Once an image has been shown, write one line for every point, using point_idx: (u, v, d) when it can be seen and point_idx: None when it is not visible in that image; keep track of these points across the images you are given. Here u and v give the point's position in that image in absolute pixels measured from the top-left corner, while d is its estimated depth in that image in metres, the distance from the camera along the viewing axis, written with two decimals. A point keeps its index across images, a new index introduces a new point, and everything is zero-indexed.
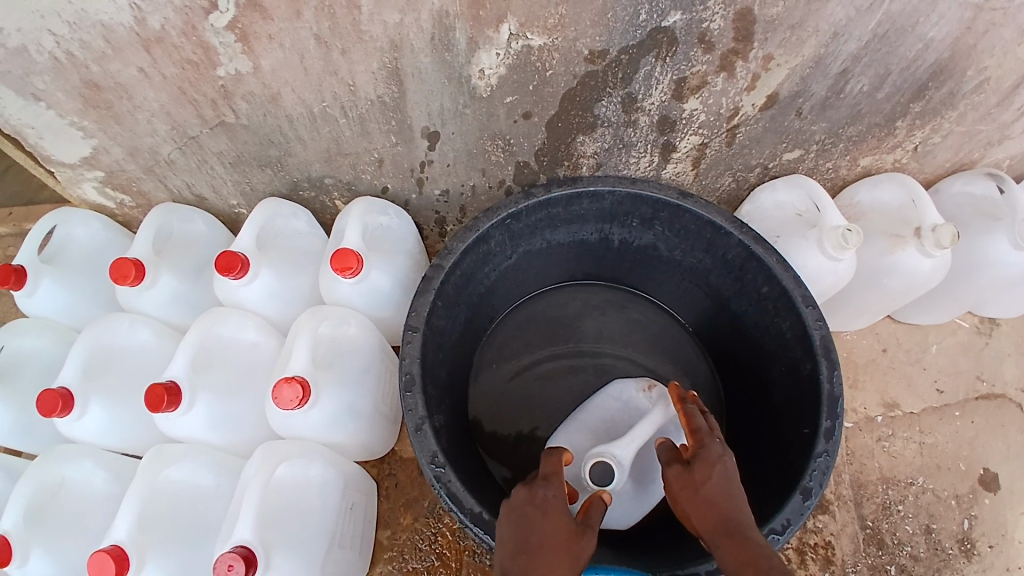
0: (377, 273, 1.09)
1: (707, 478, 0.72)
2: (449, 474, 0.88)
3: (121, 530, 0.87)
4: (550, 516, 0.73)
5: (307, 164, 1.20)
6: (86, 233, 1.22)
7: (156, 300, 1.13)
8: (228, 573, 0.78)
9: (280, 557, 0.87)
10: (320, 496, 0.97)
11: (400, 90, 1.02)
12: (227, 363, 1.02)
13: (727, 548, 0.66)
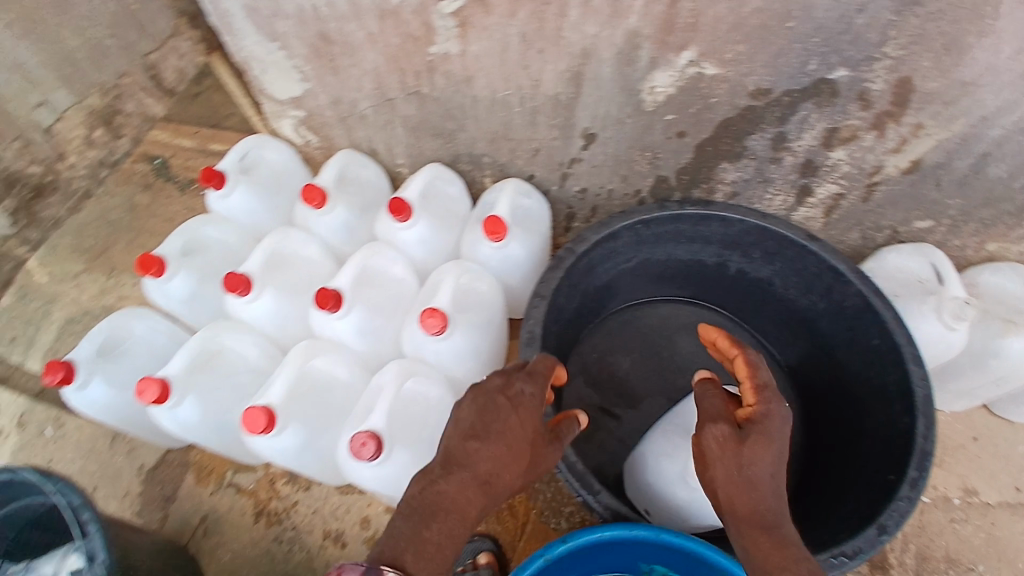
0: (515, 245, 1.23)
1: (756, 458, 0.77)
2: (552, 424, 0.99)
3: (275, 395, 1.05)
4: (518, 413, 0.81)
5: (473, 141, 1.37)
6: (277, 158, 1.46)
7: (327, 225, 1.32)
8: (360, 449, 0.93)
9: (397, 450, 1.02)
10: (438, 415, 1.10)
11: (576, 93, 1.17)
12: (380, 288, 1.20)
13: (750, 531, 0.75)
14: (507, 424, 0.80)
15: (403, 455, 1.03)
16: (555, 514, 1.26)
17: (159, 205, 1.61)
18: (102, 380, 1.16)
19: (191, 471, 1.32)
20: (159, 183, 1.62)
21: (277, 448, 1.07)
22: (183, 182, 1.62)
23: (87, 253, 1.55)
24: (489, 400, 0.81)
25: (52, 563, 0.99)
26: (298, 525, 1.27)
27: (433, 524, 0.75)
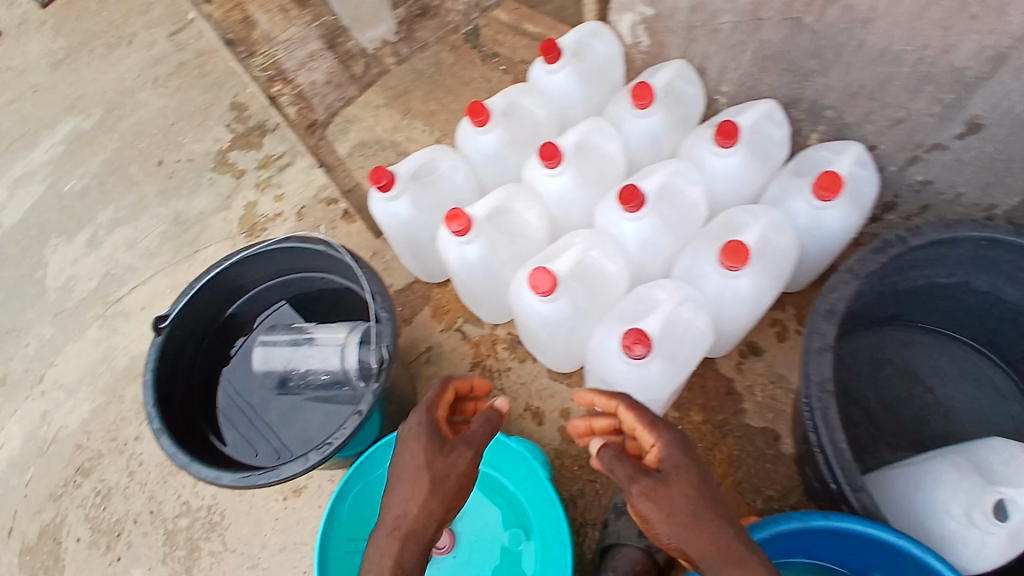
0: (835, 212, 1.11)
1: (673, 497, 0.73)
2: (830, 403, 0.96)
3: (562, 267, 1.03)
4: (443, 456, 0.77)
5: (826, 90, 1.19)
6: (604, 51, 1.34)
7: (640, 128, 1.22)
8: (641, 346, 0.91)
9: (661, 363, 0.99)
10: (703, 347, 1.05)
11: (989, 74, 0.99)
12: (680, 205, 1.12)
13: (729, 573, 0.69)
14: (433, 472, 0.76)
15: (660, 367, 0.99)
16: (753, 490, 1.24)
17: (461, 67, 1.69)
18: (410, 199, 1.17)
19: (430, 305, 1.42)
20: (466, 48, 1.70)
21: (542, 317, 1.06)
22: (488, 53, 1.68)
23: (390, 90, 1.67)
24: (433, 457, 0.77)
25: (337, 332, 0.99)
26: (506, 389, 1.32)
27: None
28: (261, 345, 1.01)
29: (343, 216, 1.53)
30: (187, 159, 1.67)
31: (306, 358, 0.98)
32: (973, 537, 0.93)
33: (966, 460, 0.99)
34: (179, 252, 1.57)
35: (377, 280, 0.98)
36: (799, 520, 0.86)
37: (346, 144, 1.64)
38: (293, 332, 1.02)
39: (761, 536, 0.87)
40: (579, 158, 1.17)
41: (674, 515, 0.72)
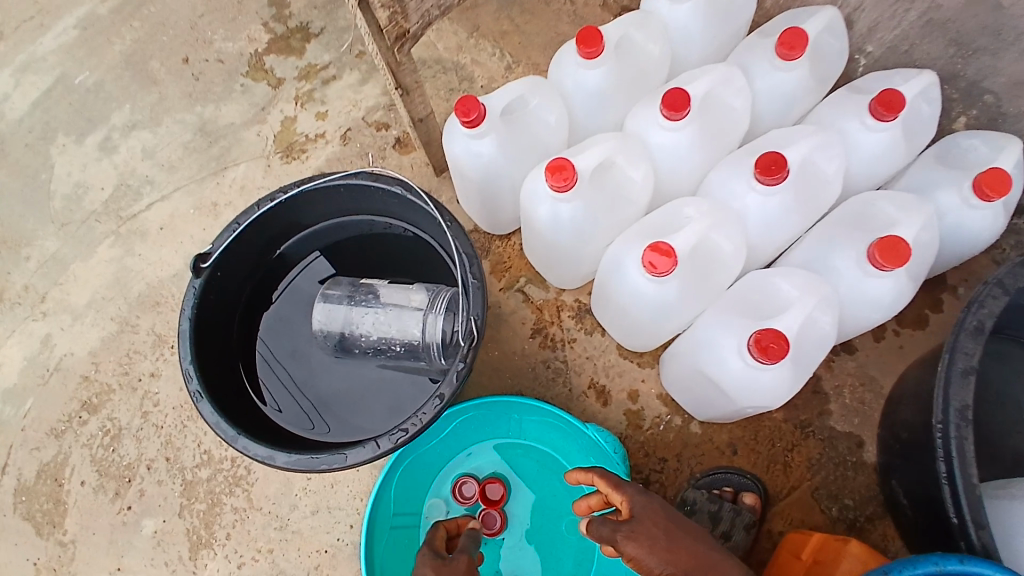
0: (988, 214, 0.98)
1: (666, 548, 0.76)
2: (970, 432, 0.84)
3: (681, 243, 0.88)
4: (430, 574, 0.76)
5: (990, 72, 1.06)
6: None
7: (773, 81, 1.06)
8: (774, 353, 0.78)
9: (789, 368, 0.84)
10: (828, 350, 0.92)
11: None
12: (816, 182, 0.97)
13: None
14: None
15: (786, 374, 0.84)
16: (831, 497, 1.12)
17: None
18: (495, 140, 1.03)
19: (489, 259, 1.25)
20: None
21: (645, 296, 0.94)
22: None
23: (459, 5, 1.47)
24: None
25: (416, 296, 0.86)
26: (569, 361, 1.18)
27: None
28: (322, 300, 0.88)
29: (393, 145, 1.34)
30: (217, 59, 1.45)
31: (378, 323, 0.85)
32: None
33: None
34: (203, 167, 1.38)
35: (463, 239, 0.84)
36: (935, 563, 0.74)
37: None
38: (360, 290, 0.88)
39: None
40: (703, 112, 1.00)
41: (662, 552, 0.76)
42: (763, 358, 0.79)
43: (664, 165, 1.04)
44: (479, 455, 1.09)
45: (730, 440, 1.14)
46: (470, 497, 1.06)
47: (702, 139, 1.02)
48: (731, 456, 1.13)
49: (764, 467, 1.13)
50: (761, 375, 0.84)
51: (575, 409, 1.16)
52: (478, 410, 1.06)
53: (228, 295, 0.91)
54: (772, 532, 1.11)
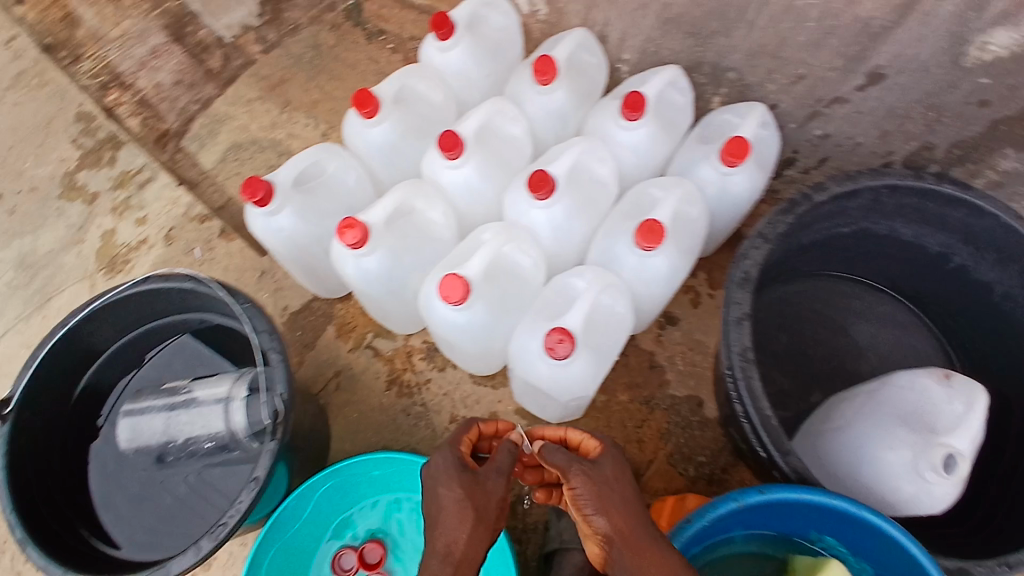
0: (742, 176, 1.09)
1: (609, 496, 0.75)
2: (754, 370, 0.92)
3: (473, 270, 0.95)
4: (448, 484, 0.76)
5: (729, 51, 1.13)
6: (500, 23, 1.26)
7: (543, 105, 1.18)
8: (558, 346, 0.88)
9: (586, 357, 0.95)
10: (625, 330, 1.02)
11: (896, 23, 0.96)
12: (587, 185, 1.09)
13: (643, 552, 0.71)
14: (444, 497, 0.75)
15: (585, 363, 0.95)
16: (684, 459, 1.20)
17: (343, 49, 1.57)
18: (292, 212, 1.06)
19: (334, 323, 1.27)
20: (348, 27, 1.59)
21: (457, 325, 0.99)
22: (373, 32, 1.58)
23: (264, 81, 1.53)
24: (433, 493, 0.76)
25: (219, 386, 0.90)
26: (428, 403, 1.22)
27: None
28: (127, 415, 0.93)
29: (222, 233, 1.36)
30: (28, 188, 1.43)
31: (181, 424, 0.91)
32: (927, 489, 0.95)
33: (888, 416, 1.01)
34: (27, 302, 1.35)
35: (260, 318, 0.87)
36: (734, 499, 0.84)
37: (216, 149, 1.46)
38: (166, 395, 0.93)
39: (696, 526, 0.84)
40: (482, 145, 1.10)
41: (604, 492, 0.76)
42: (559, 355, 0.89)
43: (462, 200, 1.13)
44: (353, 519, 1.12)
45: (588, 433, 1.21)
46: (349, 569, 1.08)
47: (488, 170, 1.11)
48: None
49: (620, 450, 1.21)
50: (569, 367, 0.94)
51: (442, 447, 1.19)
52: (336, 477, 1.06)
53: (44, 436, 0.91)
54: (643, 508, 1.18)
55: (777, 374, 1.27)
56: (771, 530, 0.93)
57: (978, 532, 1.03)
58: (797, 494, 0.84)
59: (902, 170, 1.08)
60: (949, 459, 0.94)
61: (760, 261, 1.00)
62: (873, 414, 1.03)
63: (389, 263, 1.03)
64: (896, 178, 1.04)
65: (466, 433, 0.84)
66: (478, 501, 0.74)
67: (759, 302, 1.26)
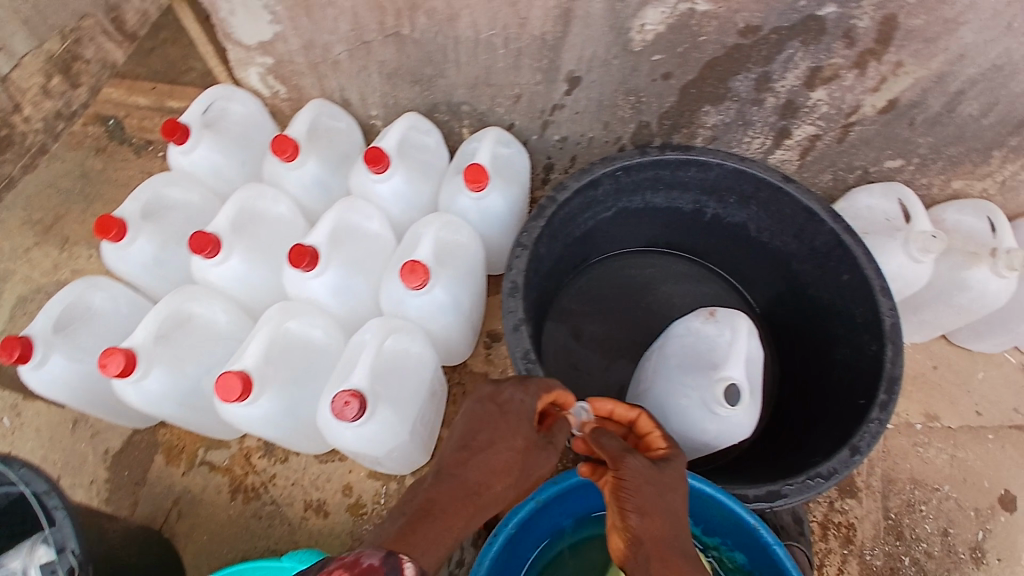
0: (495, 195, 1.20)
1: (659, 503, 0.80)
2: (538, 369, 1.03)
3: (249, 360, 0.97)
4: (505, 424, 0.88)
5: (452, 88, 1.23)
6: (242, 111, 1.27)
7: (300, 180, 1.19)
8: (345, 407, 0.91)
9: (384, 406, 1.00)
10: (419, 369, 1.08)
11: (563, 31, 1.07)
12: (355, 243, 1.13)
13: (662, 560, 0.76)
14: (494, 437, 0.87)
15: (385, 412, 1.00)
16: None
17: (113, 171, 1.53)
18: (62, 357, 1.04)
19: (161, 450, 1.24)
20: (113, 146, 1.55)
21: (251, 417, 1.00)
22: (139, 144, 1.54)
23: (38, 225, 1.48)
24: (486, 425, 0.88)
25: (14, 557, 0.88)
26: (277, 499, 1.20)
27: (430, 522, 0.78)
28: None
29: (25, 393, 1.29)
30: None
31: None
32: (725, 421, 1.02)
33: (678, 367, 1.08)
34: None
35: (39, 479, 0.90)
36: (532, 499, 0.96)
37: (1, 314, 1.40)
38: None
39: (504, 533, 0.93)
40: (241, 236, 1.10)
41: (663, 491, 0.81)
42: (346, 418, 0.91)
43: (238, 295, 1.14)
44: None
45: None
46: None
47: (257, 258, 1.12)
48: None
49: None
50: (370, 423, 0.98)
51: (302, 539, 1.18)
52: None
53: None
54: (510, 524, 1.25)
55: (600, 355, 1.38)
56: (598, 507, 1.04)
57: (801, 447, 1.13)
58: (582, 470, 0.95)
59: (632, 150, 1.25)
60: (733, 390, 1.00)
61: (525, 265, 1.12)
62: (667, 368, 1.11)
63: (167, 381, 1.04)
64: (626, 161, 1.20)
65: (547, 390, 0.92)
66: (521, 456, 0.88)
67: (563, 296, 1.39)
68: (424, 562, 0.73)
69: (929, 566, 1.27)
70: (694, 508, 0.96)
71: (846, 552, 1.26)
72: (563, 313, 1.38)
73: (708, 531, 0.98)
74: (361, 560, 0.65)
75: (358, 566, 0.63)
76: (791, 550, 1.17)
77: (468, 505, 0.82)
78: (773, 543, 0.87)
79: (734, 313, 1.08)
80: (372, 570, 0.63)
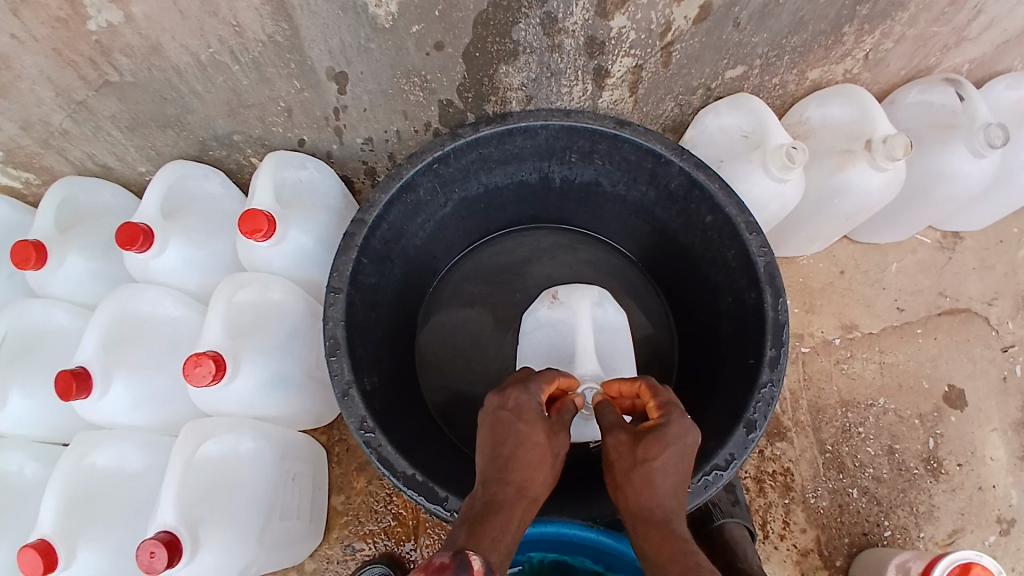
0: (296, 231, 1.02)
1: (651, 479, 0.69)
2: (381, 438, 0.83)
3: (46, 522, 0.88)
4: (527, 421, 0.74)
5: (209, 120, 1.09)
6: None
7: (67, 279, 1.08)
8: (152, 559, 0.79)
9: (211, 532, 0.90)
10: (253, 469, 0.98)
11: (291, 27, 0.91)
12: (145, 340, 0.99)
13: (650, 537, 0.67)
14: (519, 437, 0.73)
15: (212, 538, 0.90)
16: None
17: None
18: None
19: None
20: None
21: (82, 573, 0.93)
22: None
23: None
24: (510, 425, 0.74)
25: None
26: None
27: (496, 515, 0.67)
28: None
29: None
30: None
31: None
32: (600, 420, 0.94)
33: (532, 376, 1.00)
34: None
35: None
36: None
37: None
38: None
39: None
40: (13, 369, 1.02)
41: (651, 468, 0.69)
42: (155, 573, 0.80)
43: (43, 429, 1.08)
44: None
45: (344, 541, 1.18)
46: None
47: (40, 386, 1.04)
48: (353, 553, 1.18)
49: (382, 537, 1.18)
50: (202, 555, 0.89)
51: None
52: None
53: None
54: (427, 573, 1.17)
55: (485, 363, 1.20)
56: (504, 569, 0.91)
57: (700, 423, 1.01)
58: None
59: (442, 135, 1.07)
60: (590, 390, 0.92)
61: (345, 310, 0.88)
62: None
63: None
64: (436, 150, 0.95)
65: (549, 380, 0.80)
66: (554, 447, 0.74)
67: (428, 314, 1.22)
68: (492, 559, 0.63)
69: (880, 490, 1.21)
70: (590, 549, 0.85)
71: (788, 502, 1.19)
72: (428, 336, 1.21)
73: (610, 568, 0.86)
74: (433, 561, 0.56)
75: (427, 570, 0.55)
76: (727, 527, 1.07)
77: (520, 501, 0.69)
78: (597, 532, 0.83)
79: (577, 288, 1.02)
80: (441, 572, 0.54)
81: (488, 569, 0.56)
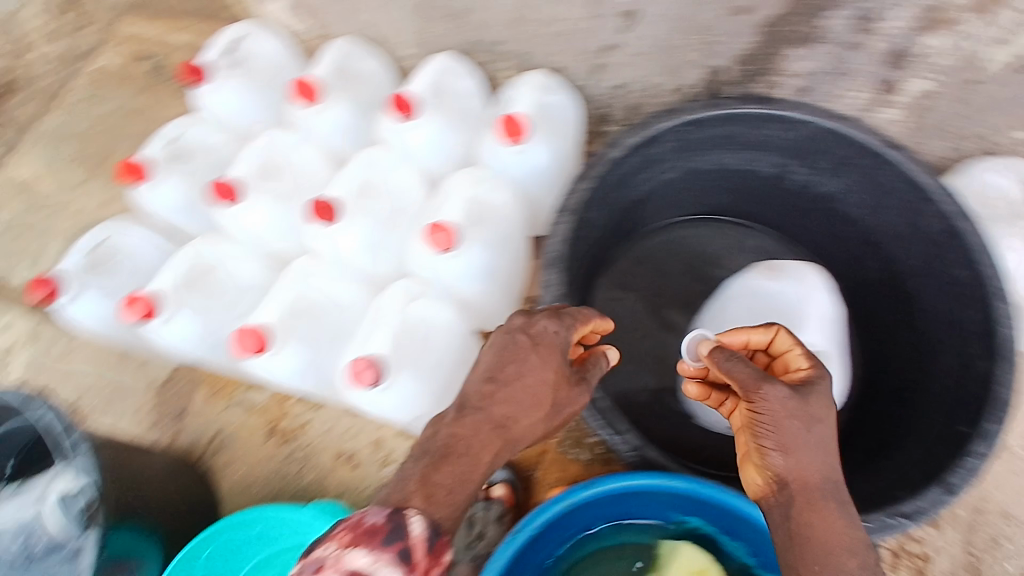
0: (538, 147, 1.08)
1: (810, 444, 0.70)
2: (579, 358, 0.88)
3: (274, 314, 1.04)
4: (540, 353, 0.77)
5: (488, 23, 1.17)
6: (270, 49, 1.27)
7: (331, 124, 1.18)
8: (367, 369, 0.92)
9: (412, 373, 1.00)
10: (455, 336, 1.06)
11: None
12: (386, 200, 1.11)
13: (808, 504, 0.68)
14: (526, 368, 0.76)
15: (412, 375, 1.00)
16: (575, 445, 1.20)
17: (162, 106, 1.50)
18: (97, 293, 1.10)
19: (200, 388, 1.29)
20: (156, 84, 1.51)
21: (279, 368, 1.05)
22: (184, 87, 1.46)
23: (87, 163, 1.48)
24: (525, 349, 0.77)
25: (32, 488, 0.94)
26: (306, 447, 1.25)
27: (456, 462, 0.69)
28: None
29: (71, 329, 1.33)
30: None
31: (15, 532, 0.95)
32: None
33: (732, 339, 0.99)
34: None
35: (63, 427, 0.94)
36: (560, 502, 0.91)
37: (55, 245, 1.43)
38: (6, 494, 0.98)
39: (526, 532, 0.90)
40: (268, 180, 1.14)
41: (801, 433, 0.70)
42: (360, 381, 0.93)
43: (266, 247, 1.16)
44: None
45: None
46: None
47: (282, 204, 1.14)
48: None
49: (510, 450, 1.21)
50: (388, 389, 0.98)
51: (331, 484, 1.23)
52: (215, 541, 1.10)
53: None
54: (539, 501, 1.19)
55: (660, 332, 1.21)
56: (650, 518, 0.99)
57: (878, 471, 0.97)
58: (650, 482, 0.88)
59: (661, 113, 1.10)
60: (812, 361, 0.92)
61: (566, 235, 0.98)
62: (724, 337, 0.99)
63: (194, 329, 1.09)
64: (694, 113, 0.96)
65: (584, 320, 0.82)
66: (558, 397, 0.77)
67: (618, 269, 1.22)
68: (441, 517, 0.65)
69: None
70: (756, 539, 0.91)
71: None
72: (608, 289, 1.22)
73: (764, 562, 0.93)
74: (364, 521, 0.63)
75: (356, 530, 0.62)
76: None
77: (495, 441, 0.72)
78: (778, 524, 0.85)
79: (803, 265, 0.97)
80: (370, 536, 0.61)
81: (433, 536, 0.63)
